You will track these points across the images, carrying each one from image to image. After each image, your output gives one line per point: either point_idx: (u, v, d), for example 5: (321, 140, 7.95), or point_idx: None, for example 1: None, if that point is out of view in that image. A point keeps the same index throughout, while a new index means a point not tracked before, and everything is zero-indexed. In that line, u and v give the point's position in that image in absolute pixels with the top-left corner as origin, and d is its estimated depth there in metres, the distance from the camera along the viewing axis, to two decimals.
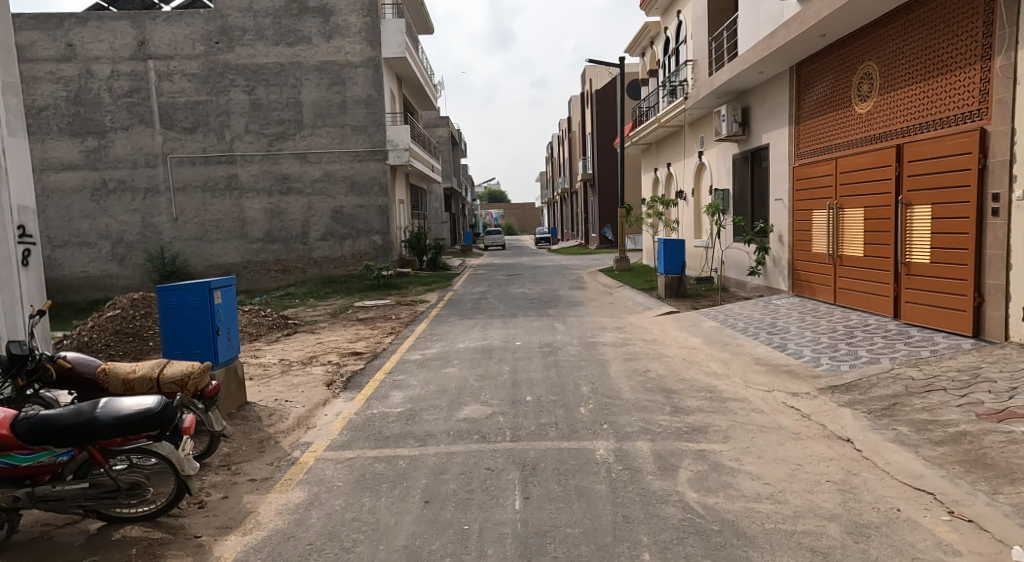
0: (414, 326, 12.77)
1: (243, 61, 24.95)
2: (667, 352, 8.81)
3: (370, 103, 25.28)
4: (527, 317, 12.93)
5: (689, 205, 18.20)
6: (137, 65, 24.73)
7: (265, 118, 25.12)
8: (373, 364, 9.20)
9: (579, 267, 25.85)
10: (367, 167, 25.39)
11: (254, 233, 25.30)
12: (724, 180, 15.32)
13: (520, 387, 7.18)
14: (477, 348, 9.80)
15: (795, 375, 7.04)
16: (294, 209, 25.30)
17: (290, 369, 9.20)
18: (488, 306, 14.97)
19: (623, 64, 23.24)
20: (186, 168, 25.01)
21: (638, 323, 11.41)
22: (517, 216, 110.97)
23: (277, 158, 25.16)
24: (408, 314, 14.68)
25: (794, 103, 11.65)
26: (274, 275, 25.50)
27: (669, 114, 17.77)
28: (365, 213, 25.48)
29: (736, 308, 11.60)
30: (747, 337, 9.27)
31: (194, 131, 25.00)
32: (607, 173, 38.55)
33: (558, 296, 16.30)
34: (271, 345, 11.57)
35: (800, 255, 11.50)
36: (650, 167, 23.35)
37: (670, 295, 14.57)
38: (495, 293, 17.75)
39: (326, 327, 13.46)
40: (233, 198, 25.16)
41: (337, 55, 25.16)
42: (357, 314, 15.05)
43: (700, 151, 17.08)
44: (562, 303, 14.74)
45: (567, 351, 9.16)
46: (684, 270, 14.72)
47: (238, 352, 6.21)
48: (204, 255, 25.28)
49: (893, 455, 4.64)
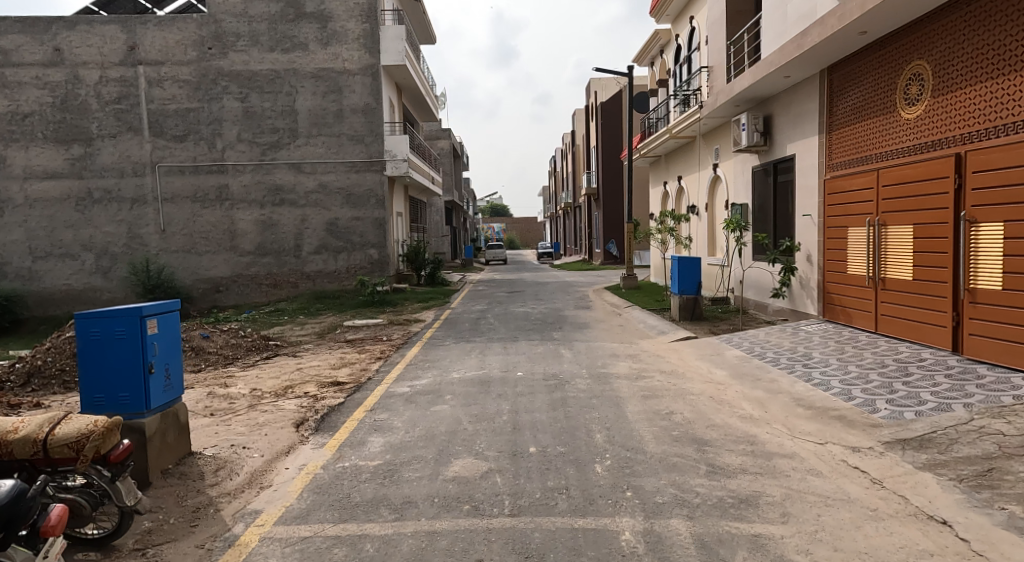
0: (406, 350, 11.65)
1: (236, 68, 24.04)
2: (689, 387, 7.71)
3: (368, 112, 24.33)
4: (529, 341, 11.82)
5: (703, 220, 17.12)
6: (126, 71, 23.81)
7: (258, 127, 24.16)
8: (354, 399, 8.07)
9: (584, 284, 24.73)
10: (363, 178, 24.38)
11: (245, 246, 24.27)
12: (743, 194, 14.24)
13: (521, 433, 6.07)
14: (473, 379, 8.68)
15: (848, 423, 5.91)
16: (287, 221, 24.29)
17: (260, 403, 8.08)
18: (486, 328, 13.86)
19: (631, 73, 22.27)
20: (175, 178, 24.05)
21: (653, 351, 10.28)
22: (519, 230, 110.05)
23: (271, 168, 24.18)
24: (401, 336, 13.56)
25: (826, 109, 10.58)
26: (265, 289, 24.42)
27: (682, 123, 16.76)
28: (362, 226, 24.46)
29: (761, 335, 10.46)
30: (780, 371, 8.13)
31: (184, 140, 24.05)
32: (612, 187, 37.52)
33: (562, 317, 15.19)
34: (245, 371, 10.45)
35: (832, 277, 10.38)
36: (660, 181, 22.30)
37: (685, 317, 13.45)
38: (495, 313, 16.62)
39: (311, 350, 12.34)
40: (223, 209, 24.15)
41: (334, 62, 24.25)
42: (347, 335, 13.94)
43: (716, 163, 16.04)
44: (566, 325, 13.63)
45: (575, 384, 8.03)
46: (699, 291, 13.63)
47: (178, 394, 5.11)
48: (192, 268, 24.22)
49: (1015, 553, 3.55)
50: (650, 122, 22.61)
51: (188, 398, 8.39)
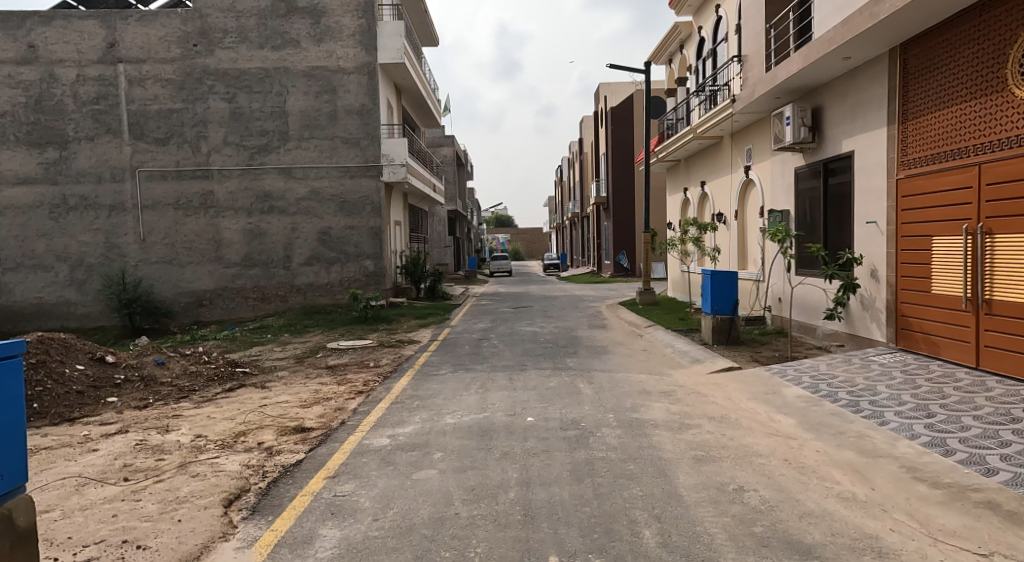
0: (394, 381, 9.80)
1: (223, 66, 22.42)
2: (756, 446, 5.86)
3: (364, 113, 22.67)
4: (541, 370, 10.02)
5: (733, 230, 15.32)
6: (105, 70, 22.23)
7: (246, 129, 22.54)
8: (316, 455, 6.25)
9: (596, 299, 22.88)
10: (358, 185, 22.70)
11: (231, 257, 22.58)
12: (784, 199, 12.45)
13: (536, 527, 4.30)
14: (470, 427, 6.90)
15: (1010, 518, 4.11)
16: (276, 230, 22.60)
17: (198, 459, 6.28)
18: (490, 352, 12.05)
19: (648, 71, 20.55)
20: (157, 183, 22.42)
21: (692, 387, 8.42)
22: (524, 241, 108.34)
23: (259, 173, 22.52)
24: (391, 362, 11.73)
25: (899, 96, 8.85)
26: (251, 303, 22.68)
27: (710, 121, 15.04)
28: (356, 235, 22.73)
29: (823, 366, 8.64)
30: (869, 420, 6.32)
31: (166, 143, 22.43)
32: (623, 197, 35.87)
33: (575, 338, 13.37)
34: (197, 410, 8.62)
35: (906, 296, 8.63)
36: (679, 188, 20.56)
37: (718, 342, 11.67)
38: (499, 333, 14.80)
39: (284, 380, 10.54)
40: (208, 217, 22.49)
41: (328, 60, 22.62)
42: (330, 360, 12.09)
43: (749, 165, 14.28)
44: (582, 350, 11.80)
45: (602, 438, 6.24)
46: (735, 311, 11.82)
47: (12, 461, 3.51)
48: (173, 280, 22.52)
49: None
50: (668, 125, 20.89)
51: (108, 451, 6.56)
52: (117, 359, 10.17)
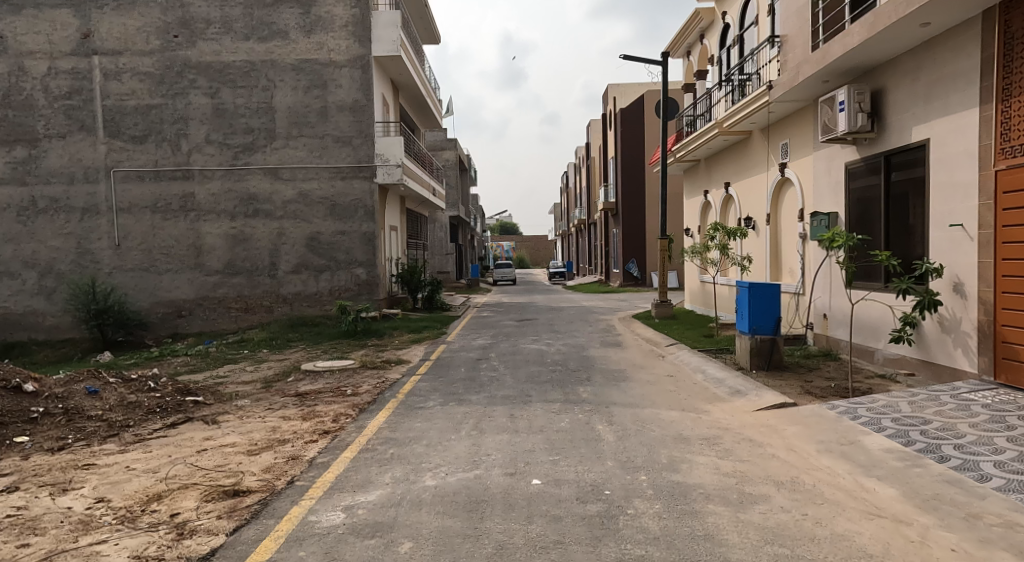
0: (370, 418, 8.02)
1: (206, 59, 20.79)
2: (860, 539, 4.11)
3: (357, 110, 21.03)
4: (550, 404, 8.27)
5: (768, 236, 13.62)
6: (79, 62, 20.65)
7: (229, 126, 20.90)
8: (236, 543, 4.50)
9: (607, 312, 21.10)
10: (350, 187, 21.05)
11: (212, 264, 20.92)
12: (834, 200, 10.75)
13: None
14: (455, 494, 5.17)
15: None
16: (262, 235, 20.95)
17: (74, 547, 4.54)
18: (489, 378, 10.29)
19: (665, 62, 18.86)
20: (133, 185, 20.80)
21: (741, 433, 6.65)
22: (528, 249, 106.71)
23: (243, 174, 20.89)
24: (373, 389, 9.94)
25: (998, 68, 7.12)
26: (234, 314, 20.99)
27: (741, 113, 13.36)
28: (348, 241, 21.06)
29: (908, 405, 6.88)
30: (1007, 496, 4.57)
31: (144, 141, 20.82)
32: (633, 203, 34.25)
33: (587, 360, 11.63)
34: (119, 456, 6.88)
35: (1009, 317, 6.95)
36: (699, 191, 18.86)
37: (758, 367, 9.97)
38: (500, 352, 13.06)
39: (242, 412, 8.80)
40: (188, 221, 20.85)
41: (318, 52, 21.00)
42: (302, 386, 10.31)
43: (787, 162, 12.58)
44: (596, 376, 10.03)
45: (635, 519, 4.51)
46: (778, 331, 10.09)
47: None
48: (149, 289, 20.81)
49: None
50: (686, 122, 19.23)
51: None
52: (38, 388, 8.44)
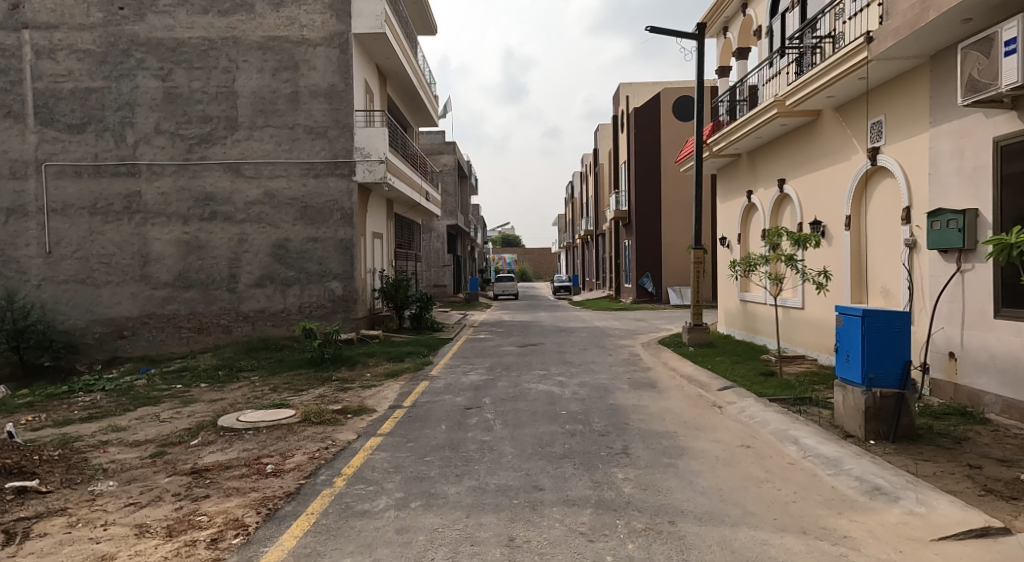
0: (268, 541, 4.73)
1: (157, 35, 17.66)
2: None
3: (333, 96, 17.96)
4: (575, 513, 5.06)
5: (854, 247, 10.54)
6: (7, 38, 17.52)
7: (183, 114, 17.76)
8: None
9: (626, 335, 17.85)
10: (324, 186, 17.92)
11: (161, 277, 17.74)
12: (976, 194, 7.69)
13: None
14: None
15: None
16: (219, 242, 17.78)
17: None
18: (479, 447, 7.04)
19: (700, 37, 15.77)
20: (69, 182, 17.63)
21: None
22: (531, 262, 103.55)
23: (199, 170, 17.75)
24: (304, 467, 6.66)
25: None
26: (184, 335, 17.77)
27: (815, 82, 10.25)
28: (321, 250, 17.92)
29: None
30: None
31: (82, 130, 17.66)
32: (648, 211, 31.12)
33: (617, 415, 8.37)
34: None
35: None
36: (739, 193, 15.75)
37: (880, 436, 6.75)
38: (495, 397, 9.79)
39: (80, 514, 5.52)
40: (133, 224, 17.68)
41: (289, 29, 17.87)
42: (205, 456, 7.04)
43: (884, 146, 9.50)
44: (637, 448, 6.79)
45: None
46: (906, 385, 6.87)
47: None
48: (85, 304, 17.60)
49: None
50: (724, 109, 16.10)
51: None
52: None
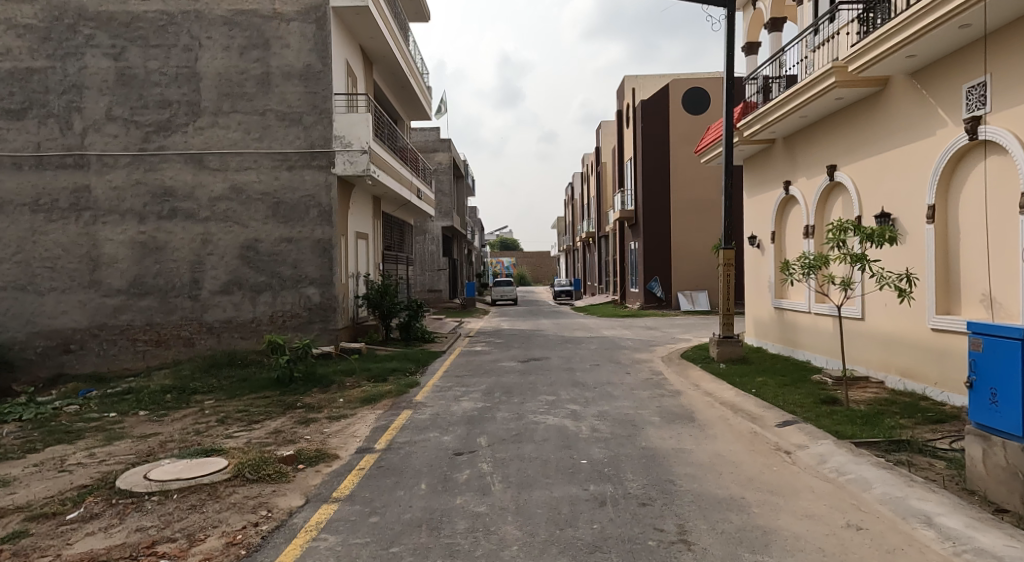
0: None
1: (108, 8, 15.56)
2: None
3: (309, 77, 15.86)
4: None
5: (944, 244, 8.44)
6: None
7: (138, 98, 15.64)
8: None
9: (643, 347, 15.69)
10: (298, 179, 15.79)
11: (112, 283, 15.57)
12: None
13: None
14: None
15: None
16: (179, 244, 15.64)
17: None
18: (471, 528, 4.92)
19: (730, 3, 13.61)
20: (7, 175, 15.50)
21: None
22: (529, 265, 101.44)
23: (156, 162, 15.62)
24: None
25: None
26: (140, 349, 15.63)
27: (895, 36, 8.08)
28: (295, 251, 15.80)
29: None
30: None
31: (22, 117, 15.55)
32: (655, 211, 29.01)
33: (657, 469, 6.23)
34: None
35: None
36: (774, 185, 13.61)
37: None
38: (494, 436, 7.65)
39: None
40: (80, 223, 15.52)
41: (258, 2, 15.76)
42: (74, 543, 4.91)
43: (996, 113, 7.40)
44: (700, 534, 4.66)
45: None
46: None
47: None
48: (25, 315, 15.43)
49: None
50: (756, 89, 13.97)
51: None
52: None
